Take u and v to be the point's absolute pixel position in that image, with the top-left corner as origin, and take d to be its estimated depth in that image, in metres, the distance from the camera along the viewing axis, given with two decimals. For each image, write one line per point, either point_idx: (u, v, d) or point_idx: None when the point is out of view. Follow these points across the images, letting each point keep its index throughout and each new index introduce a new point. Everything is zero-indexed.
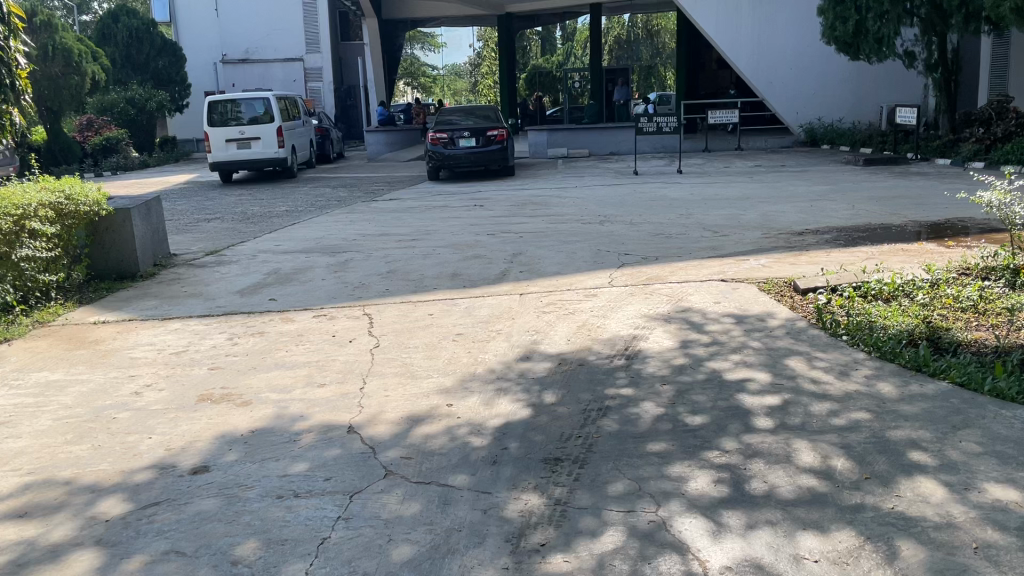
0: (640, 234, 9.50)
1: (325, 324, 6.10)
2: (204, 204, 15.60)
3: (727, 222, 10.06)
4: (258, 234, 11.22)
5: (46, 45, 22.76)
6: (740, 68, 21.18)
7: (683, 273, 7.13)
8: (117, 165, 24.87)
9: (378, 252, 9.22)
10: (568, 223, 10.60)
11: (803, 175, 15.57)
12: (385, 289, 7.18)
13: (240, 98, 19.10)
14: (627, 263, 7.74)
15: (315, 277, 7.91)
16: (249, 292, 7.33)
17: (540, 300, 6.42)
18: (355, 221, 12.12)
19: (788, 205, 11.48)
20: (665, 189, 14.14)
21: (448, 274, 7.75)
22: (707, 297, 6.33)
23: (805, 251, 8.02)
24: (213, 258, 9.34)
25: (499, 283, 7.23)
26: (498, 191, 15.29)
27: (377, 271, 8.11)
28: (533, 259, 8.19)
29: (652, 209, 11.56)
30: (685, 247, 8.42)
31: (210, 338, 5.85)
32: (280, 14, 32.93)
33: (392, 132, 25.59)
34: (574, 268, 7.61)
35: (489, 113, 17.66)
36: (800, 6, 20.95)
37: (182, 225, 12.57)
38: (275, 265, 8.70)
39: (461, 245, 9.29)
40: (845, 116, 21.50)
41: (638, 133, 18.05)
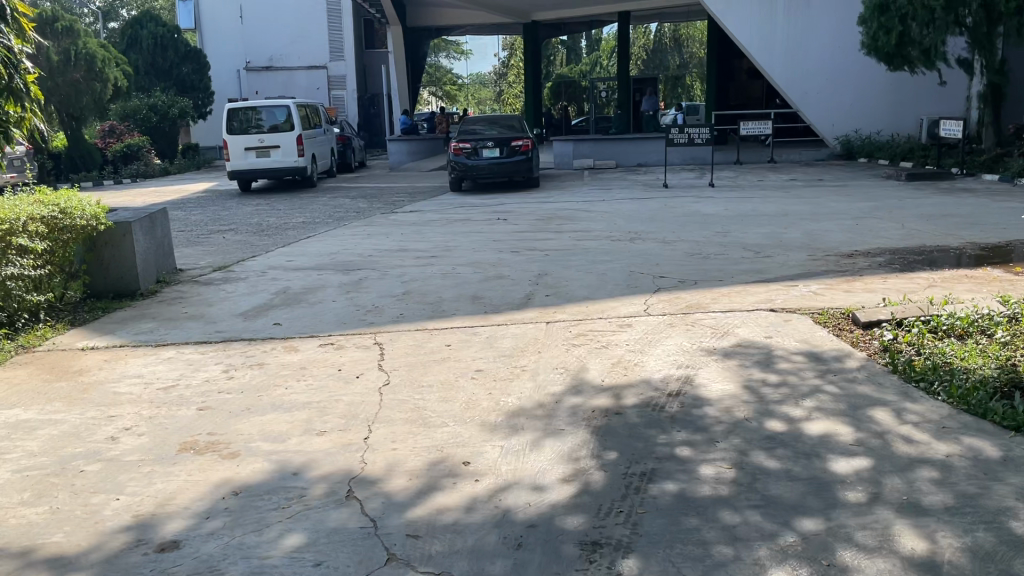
0: (675, 254, 8.88)
1: (331, 355, 5.53)
2: (220, 214, 15.19)
3: (769, 241, 9.42)
4: (272, 247, 10.72)
5: (69, 50, 22.37)
6: (774, 78, 20.44)
7: (726, 300, 6.49)
8: (138, 173, 24.64)
9: (395, 269, 8.66)
10: (597, 240, 10.01)
11: (842, 191, 14.88)
12: (398, 313, 6.60)
13: (261, 106, 18.73)
14: (664, 287, 7.10)
15: (325, 298, 7.35)
16: (253, 314, 6.78)
17: (569, 331, 5.80)
18: (373, 234, 11.60)
19: (832, 223, 10.83)
20: (698, 203, 13.52)
21: (467, 296, 7.15)
22: (756, 330, 5.70)
23: (859, 276, 7.37)
24: (222, 273, 8.83)
25: (524, 308, 6.63)
26: (522, 203, 14.73)
27: (392, 291, 7.55)
28: (560, 281, 7.58)
29: (686, 226, 10.95)
30: (726, 270, 7.78)
31: (202, 371, 5.28)
32: (304, 21, 32.63)
33: (414, 141, 25.11)
34: (604, 293, 6.98)
35: (514, 123, 17.12)
36: (837, 14, 20.19)
37: (194, 237, 12.11)
38: (284, 284, 8.15)
39: (483, 263, 8.72)
40: (883, 128, 20.74)
41: (668, 145, 17.41)
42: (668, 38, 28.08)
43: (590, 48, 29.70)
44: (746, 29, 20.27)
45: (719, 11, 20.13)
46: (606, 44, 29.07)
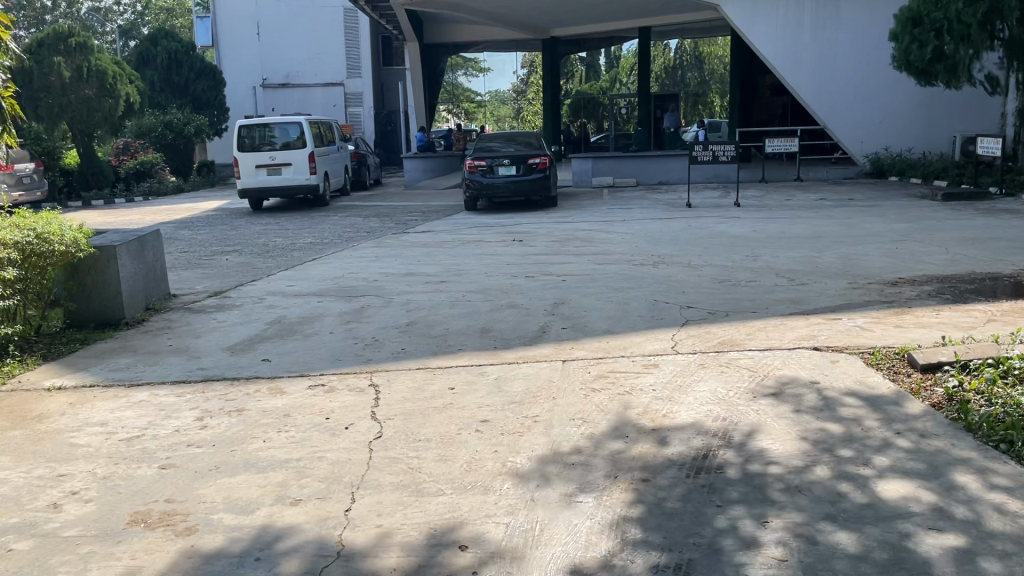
0: (703, 280, 8.24)
1: (320, 400, 4.92)
2: (226, 234, 14.71)
3: (803, 267, 8.76)
4: (275, 270, 10.20)
5: (81, 67, 22.04)
6: (800, 94, 19.78)
7: (764, 337, 5.84)
8: (151, 190, 24.33)
9: (402, 296, 8.08)
10: (617, 265, 9.40)
11: (875, 211, 14.18)
12: (399, 349, 5.99)
13: (274, 123, 18.29)
14: (692, 320, 6.45)
15: (323, 330, 6.76)
16: (241, 349, 6.19)
17: (589, 373, 5.16)
18: (382, 256, 11.05)
19: (870, 247, 10.15)
20: (724, 224, 12.88)
21: (476, 329, 6.54)
22: (801, 372, 5.05)
23: (908, 308, 6.70)
24: (217, 300, 8.29)
25: (538, 344, 6.00)
26: (539, 223, 14.16)
27: (395, 322, 6.95)
28: (578, 312, 6.94)
29: (712, 249, 10.32)
30: (760, 300, 7.13)
31: (174, 419, 4.69)
32: (321, 37, 32.39)
33: (430, 158, 24.63)
34: (627, 327, 6.34)
35: (531, 140, 16.57)
36: (865, 28, 19.51)
37: (196, 259, 11.63)
38: (281, 312, 7.58)
39: (494, 289, 8.11)
40: (914, 146, 20.03)
41: (692, 162, 16.75)
42: (687, 56, 26.81)
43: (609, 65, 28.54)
44: (771, 43, 19.61)
45: (742, 24, 19.51)
46: (624, 61, 27.99)
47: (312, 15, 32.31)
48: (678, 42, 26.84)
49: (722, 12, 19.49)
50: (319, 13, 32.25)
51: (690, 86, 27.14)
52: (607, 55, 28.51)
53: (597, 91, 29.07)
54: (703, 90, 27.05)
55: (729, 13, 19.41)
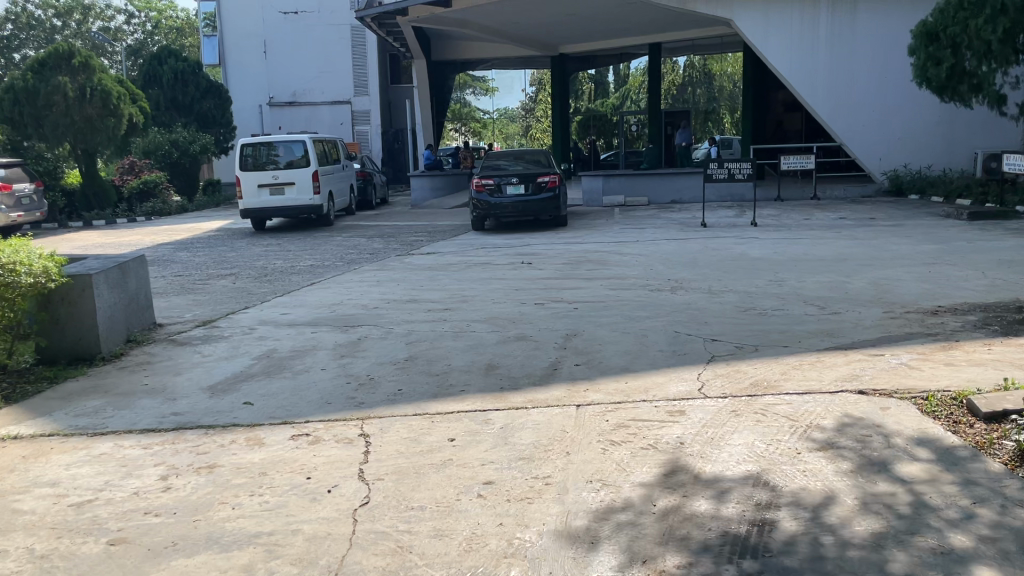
0: (725, 308, 7.66)
1: (304, 454, 4.36)
2: (226, 257, 14.23)
3: (833, 293, 8.17)
4: (269, 296, 9.67)
5: (84, 87, 21.71)
6: (815, 110, 19.20)
7: (801, 377, 5.24)
8: (154, 211, 23.84)
9: (402, 326, 7.52)
10: (632, 290, 8.83)
11: (900, 231, 13.58)
12: (395, 390, 5.41)
13: (278, 141, 17.85)
14: (717, 356, 5.86)
15: (314, 366, 6.19)
16: (222, 390, 5.63)
17: (608, 421, 4.57)
18: (383, 280, 10.53)
19: (900, 270, 9.56)
20: (741, 245, 12.30)
21: (481, 365, 5.95)
22: (848, 421, 4.47)
23: (956, 342, 6.10)
24: (204, 330, 7.76)
25: (548, 384, 5.41)
26: (548, 244, 13.62)
27: (392, 356, 6.38)
28: (592, 345, 6.35)
29: (732, 272, 9.75)
30: (790, 332, 6.54)
31: (134, 478, 4.12)
32: (329, 55, 32.09)
33: (438, 177, 24.17)
34: (647, 364, 5.75)
35: (541, 158, 16.07)
36: (882, 43, 18.98)
37: (191, 283, 11.14)
38: (269, 344, 7.03)
39: (500, 319, 7.54)
40: (935, 163, 19.40)
41: (707, 180, 16.17)
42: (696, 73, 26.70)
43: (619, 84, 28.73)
44: (786, 58, 19.05)
45: (755, 39, 18.99)
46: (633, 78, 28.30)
47: (320, 33, 32.04)
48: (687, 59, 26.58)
49: (735, 26, 18.96)
50: (326, 30, 31.95)
51: (700, 102, 26.95)
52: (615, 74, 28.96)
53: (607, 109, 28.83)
54: (713, 106, 27.09)
55: (743, 27, 18.89)
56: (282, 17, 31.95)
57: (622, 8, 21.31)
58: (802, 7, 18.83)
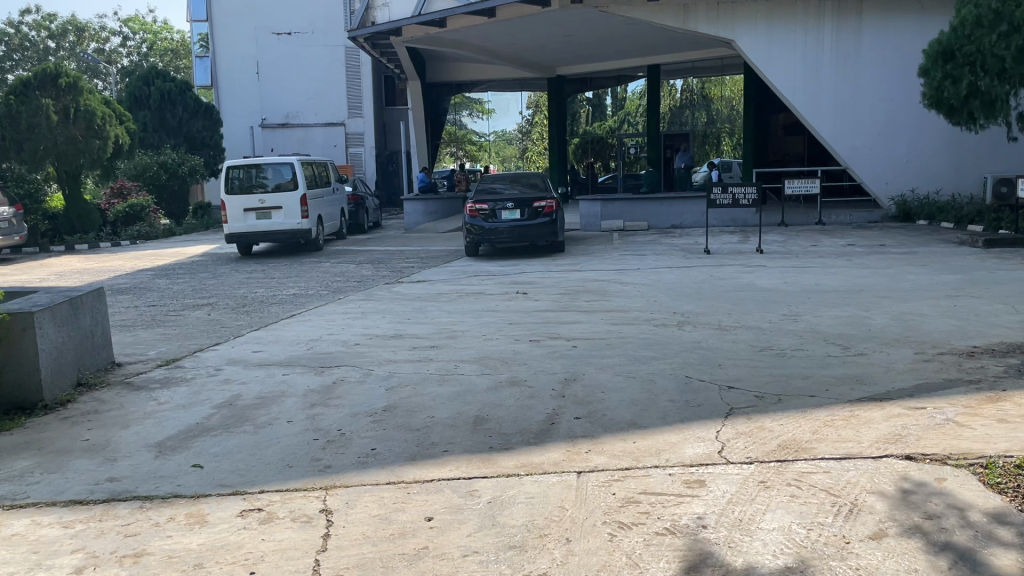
0: (739, 347, 6.98)
1: (254, 537, 3.65)
2: (206, 284, 13.53)
3: (855, 331, 7.51)
4: (244, 330, 8.98)
5: (68, 108, 21.16)
6: (820, 133, 18.65)
7: (836, 438, 4.54)
8: (139, 235, 23.02)
9: (383, 367, 6.82)
10: (634, 325, 8.15)
11: (913, 259, 12.96)
12: (367, 451, 4.69)
13: (266, 163, 17.18)
14: (737, 409, 5.15)
15: (280, 417, 5.47)
16: (170, 449, 4.91)
17: (614, 495, 3.87)
18: (369, 312, 9.85)
19: (924, 304, 8.90)
20: (749, 274, 11.66)
21: (467, 418, 5.23)
22: (901, 495, 3.78)
23: (1003, 391, 5.43)
24: (166, 371, 7.04)
25: (543, 443, 4.71)
26: (544, 271, 12.97)
27: (369, 405, 5.68)
28: (593, 394, 5.64)
29: (742, 305, 9.09)
30: (815, 379, 5.85)
31: (43, 572, 3.40)
32: (322, 77, 31.60)
33: (431, 200, 23.58)
34: (656, 418, 5.04)
35: (537, 182, 15.45)
36: (888, 63, 18.45)
37: (163, 315, 10.44)
38: (234, 389, 6.32)
39: (492, 359, 6.86)
40: (943, 187, 18.85)
41: (710, 205, 15.53)
42: (695, 95, 25.80)
43: (615, 106, 27.65)
44: (789, 79, 18.53)
45: (757, 60, 18.50)
46: (630, 102, 27.32)
47: (313, 54, 31.56)
48: (684, 81, 25.95)
49: (737, 47, 18.48)
50: (319, 51, 31.48)
51: (698, 125, 25.93)
52: (613, 96, 27.71)
53: (604, 132, 28.07)
54: (712, 129, 25.79)
55: (745, 48, 18.41)
56: (276, 38, 31.48)
57: (620, 28, 20.80)
58: (806, 27, 18.34)
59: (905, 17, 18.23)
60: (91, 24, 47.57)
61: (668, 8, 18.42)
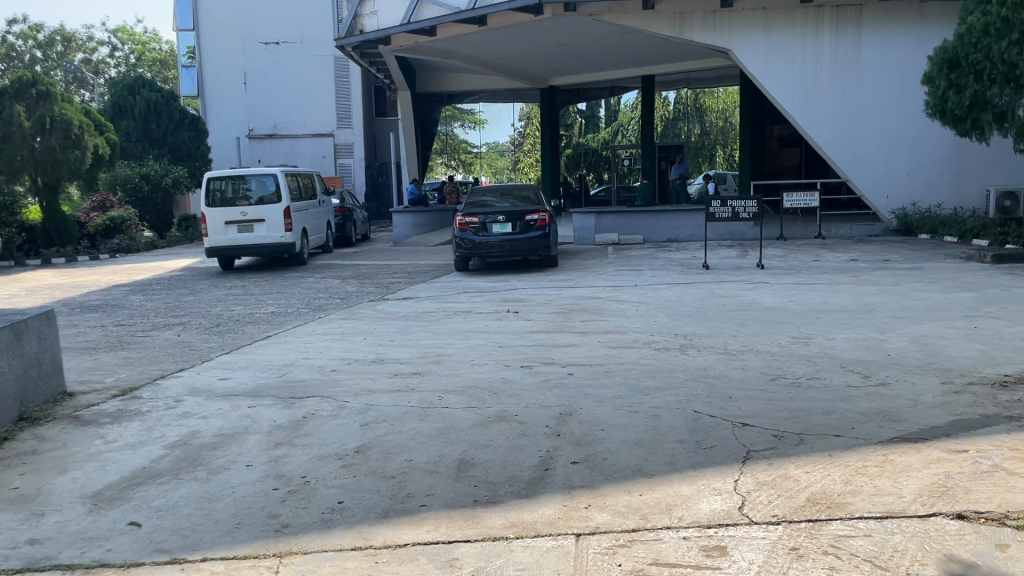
0: (748, 376, 6.38)
1: None
2: (182, 301, 12.91)
3: (874, 357, 6.93)
4: (214, 353, 8.35)
5: (43, 117, 20.49)
6: (819, 144, 18.16)
7: (871, 491, 3.94)
8: (119, 248, 22.41)
9: (360, 398, 6.19)
10: (634, 349, 7.55)
11: (921, 275, 12.42)
12: (333, 506, 4.07)
13: (249, 174, 16.55)
14: (755, 453, 4.54)
15: (238, 461, 4.85)
16: (108, 501, 4.30)
17: (619, 568, 3.27)
18: (350, 333, 9.24)
19: (941, 326, 8.34)
20: (752, 291, 11.11)
21: (450, 463, 4.61)
22: (958, 570, 3.19)
23: None
24: (120, 402, 6.39)
25: (536, 495, 4.09)
26: (536, 288, 12.39)
27: (341, 444, 5.05)
28: (592, 433, 5.01)
29: (748, 326, 8.51)
30: (839, 415, 5.26)
31: None
32: (310, 87, 31.01)
33: (420, 213, 23.05)
34: (664, 464, 4.42)
35: (529, 195, 14.88)
36: (889, 74, 17.95)
37: (130, 336, 9.79)
38: (193, 425, 5.69)
39: (481, 389, 6.25)
40: (945, 201, 18.32)
41: (708, 219, 14.95)
42: (688, 107, 25.31)
43: (609, 117, 27.14)
44: (788, 90, 18.06)
45: (755, 70, 18.04)
46: (624, 113, 26.76)
47: (302, 64, 30.98)
48: (677, 93, 25.47)
49: (734, 57, 18.06)
50: (308, 61, 30.91)
51: (692, 139, 25.37)
52: (606, 107, 27.21)
53: (597, 144, 27.62)
54: (705, 141, 25.29)
55: (742, 58, 17.97)
56: (264, 48, 30.88)
57: (614, 38, 20.34)
58: (803, 37, 17.89)
59: (906, 26, 17.75)
60: (78, 34, 47.04)
61: (663, 17, 17.97)
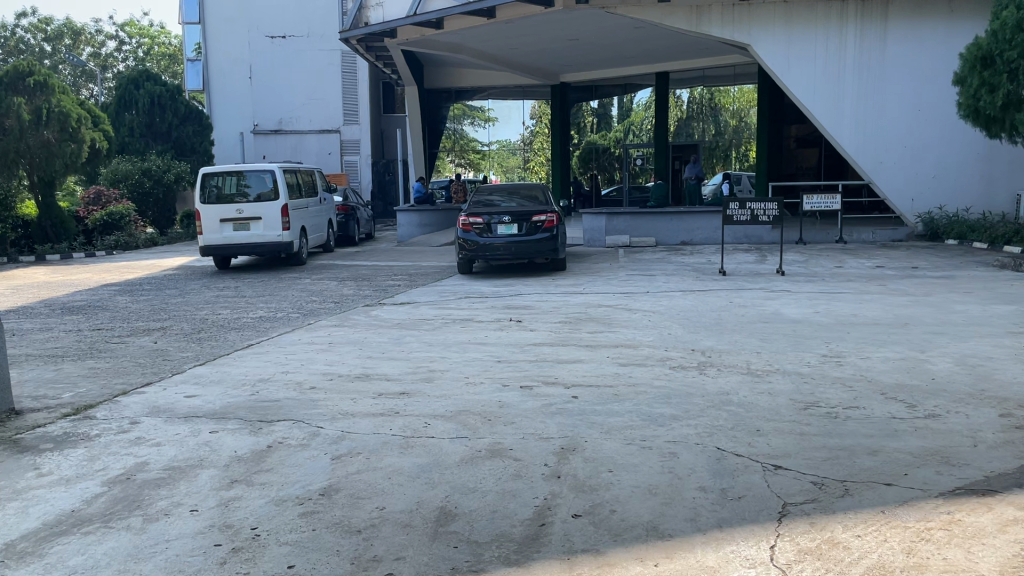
0: (777, 403, 5.61)
1: None
2: (169, 303, 12.24)
3: (917, 381, 6.18)
4: (188, 364, 7.66)
5: (39, 109, 19.79)
6: (841, 144, 17.33)
7: (942, 567, 3.22)
8: (116, 245, 21.75)
9: (337, 423, 5.47)
10: (647, 367, 6.81)
11: (954, 285, 11.60)
12: (282, 571, 3.37)
13: (248, 170, 15.85)
14: (791, 507, 3.80)
15: (182, 504, 4.13)
16: (18, 557, 3.60)
17: None
18: (339, 342, 8.55)
19: (985, 343, 7.57)
20: (773, 300, 10.34)
21: (429, 512, 3.89)
22: None
23: None
24: (71, 423, 5.69)
25: (526, 564, 3.35)
26: (542, 293, 11.67)
27: (304, 486, 4.33)
28: (598, 475, 4.28)
29: (772, 342, 7.75)
30: (887, 457, 4.50)
31: None
32: (315, 81, 30.37)
33: (426, 212, 22.35)
34: (683, 521, 3.69)
35: (537, 194, 14.12)
36: (915, 72, 17.12)
37: (104, 342, 9.10)
38: (142, 454, 4.97)
39: (475, 415, 5.50)
40: (973, 205, 17.47)
41: (726, 221, 14.14)
42: (701, 105, 24.30)
43: (620, 115, 26.22)
44: (809, 88, 17.24)
45: (775, 67, 17.23)
46: (636, 112, 25.91)
47: (308, 59, 30.32)
48: (689, 92, 24.63)
49: (753, 53, 17.24)
50: (315, 56, 30.27)
51: (706, 137, 24.34)
52: (618, 106, 26.37)
53: (609, 142, 26.81)
54: (719, 141, 24.08)
55: (762, 54, 17.15)
56: (270, 42, 30.21)
57: (627, 32, 19.58)
58: (827, 32, 17.06)
59: (934, 24, 16.94)
60: (87, 28, 46.56)
61: (679, 9, 17.17)
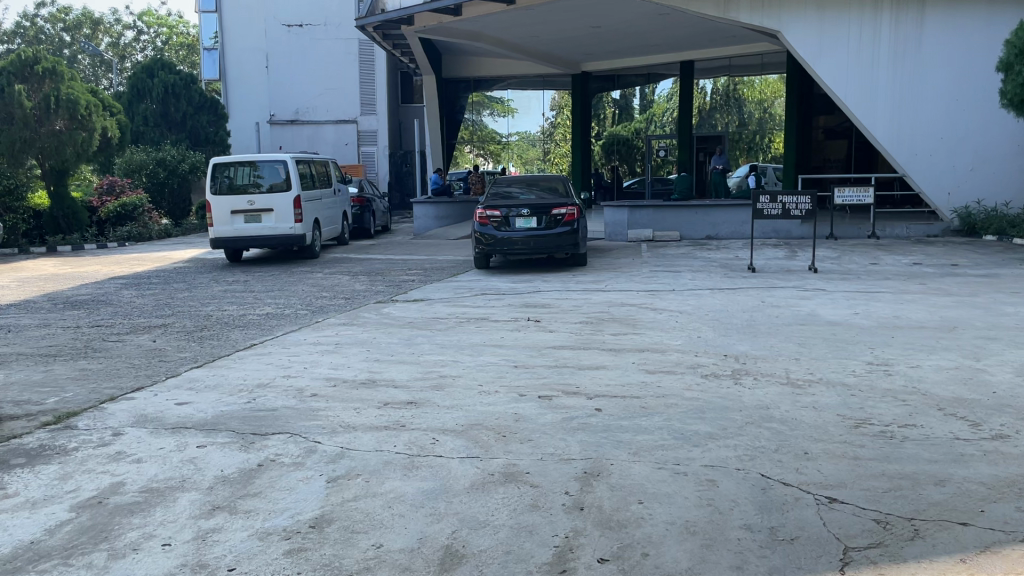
0: (824, 421, 5.04)
1: None
2: (174, 298, 11.82)
3: (978, 395, 5.58)
4: (184, 366, 7.20)
5: (47, 96, 19.40)
6: (874, 135, 16.58)
7: None
8: (129, 236, 21.28)
9: (336, 437, 4.98)
10: (676, 375, 6.26)
11: (999, 284, 10.91)
12: None
13: (261, 160, 15.38)
14: (855, 553, 3.26)
15: (156, 536, 3.65)
16: None
17: None
18: (345, 342, 8.06)
19: None
20: (807, 300, 9.74)
21: (432, 553, 3.37)
22: None
23: None
24: (48, 434, 5.24)
25: None
26: (562, 291, 11.12)
27: (295, 515, 3.83)
28: (627, 507, 3.75)
29: (811, 347, 7.16)
30: (957, 489, 3.93)
31: None
32: (333, 70, 29.90)
33: (443, 204, 21.82)
34: (728, 570, 3.16)
35: (556, 186, 13.54)
36: (954, 60, 16.38)
37: (101, 340, 8.67)
38: (118, 473, 4.48)
39: (489, 431, 4.97)
40: (1013, 199, 16.72)
41: (755, 216, 13.47)
42: (722, 97, 23.73)
43: (642, 107, 25.52)
44: (842, 77, 16.49)
45: (806, 55, 16.48)
46: (659, 103, 25.18)
47: (325, 47, 29.87)
48: (713, 83, 23.94)
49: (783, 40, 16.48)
50: (332, 45, 29.82)
51: (731, 129, 23.69)
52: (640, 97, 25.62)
53: (631, 134, 26.12)
54: (743, 133, 23.46)
55: (792, 42, 16.40)
56: (287, 30, 29.76)
57: (651, 19, 18.95)
58: (860, 18, 16.33)
59: (974, 8, 16.19)
60: (106, 18, 46.28)
61: None
